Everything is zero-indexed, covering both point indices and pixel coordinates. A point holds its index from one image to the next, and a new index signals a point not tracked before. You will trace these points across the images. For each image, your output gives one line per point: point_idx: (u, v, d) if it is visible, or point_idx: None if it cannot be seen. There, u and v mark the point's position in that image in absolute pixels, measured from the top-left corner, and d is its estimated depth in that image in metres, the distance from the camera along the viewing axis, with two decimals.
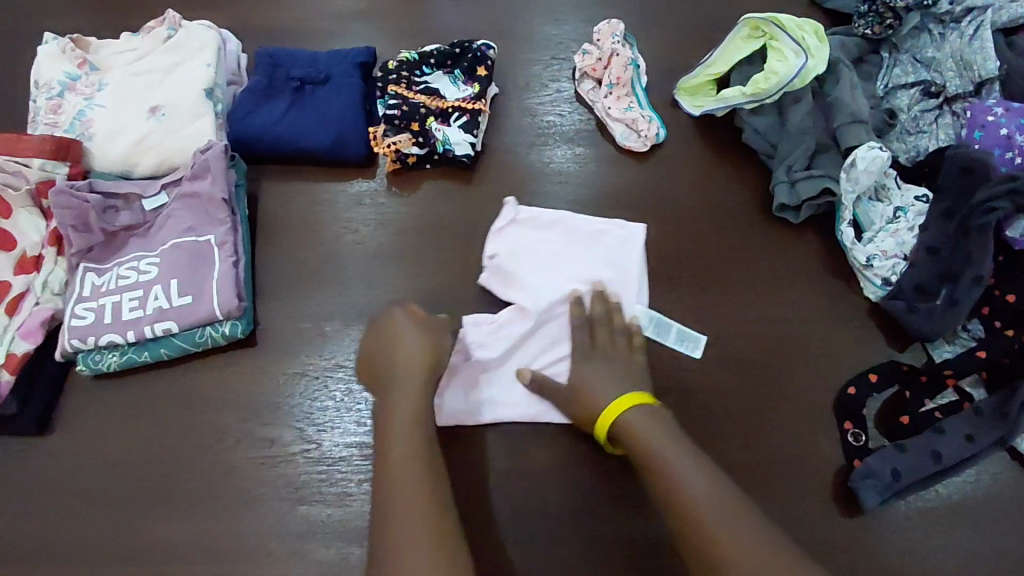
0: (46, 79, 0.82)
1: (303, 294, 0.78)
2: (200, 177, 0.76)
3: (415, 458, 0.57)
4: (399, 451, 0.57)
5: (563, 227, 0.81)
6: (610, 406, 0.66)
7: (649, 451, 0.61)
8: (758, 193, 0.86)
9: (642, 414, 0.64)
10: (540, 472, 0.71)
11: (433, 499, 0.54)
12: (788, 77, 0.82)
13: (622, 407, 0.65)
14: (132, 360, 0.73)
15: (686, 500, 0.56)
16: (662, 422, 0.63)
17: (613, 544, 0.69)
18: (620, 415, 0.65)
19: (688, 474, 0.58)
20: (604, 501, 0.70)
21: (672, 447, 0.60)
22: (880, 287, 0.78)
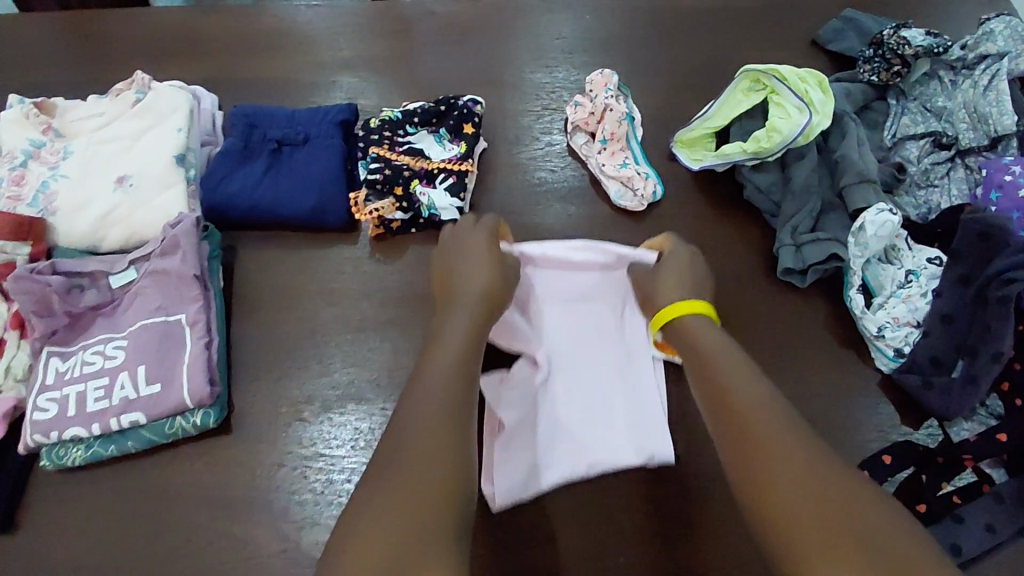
0: (8, 147, 0.78)
1: (283, 372, 0.74)
2: (170, 252, 0.72)
3: (454, 360, 0.58)
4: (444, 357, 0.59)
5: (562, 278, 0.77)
6: (668, 308, 0.67)
7: (708, 351, 0.61)
8: (762, 254, 0.82)
9: (704, 321, 0.65)
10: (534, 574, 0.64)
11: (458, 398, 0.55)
12: (793, 134, 0.77)
13: (684, 310, 0.66)
14: (98, 454, 0.68)
15: (738, 394, 0.56)
16: (723, 336, 0.63)
17: None
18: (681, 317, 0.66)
19: (741, 377, 0.58)
20: None
21: (726, 352, 0.60)
22: (893, 358, 0.74)
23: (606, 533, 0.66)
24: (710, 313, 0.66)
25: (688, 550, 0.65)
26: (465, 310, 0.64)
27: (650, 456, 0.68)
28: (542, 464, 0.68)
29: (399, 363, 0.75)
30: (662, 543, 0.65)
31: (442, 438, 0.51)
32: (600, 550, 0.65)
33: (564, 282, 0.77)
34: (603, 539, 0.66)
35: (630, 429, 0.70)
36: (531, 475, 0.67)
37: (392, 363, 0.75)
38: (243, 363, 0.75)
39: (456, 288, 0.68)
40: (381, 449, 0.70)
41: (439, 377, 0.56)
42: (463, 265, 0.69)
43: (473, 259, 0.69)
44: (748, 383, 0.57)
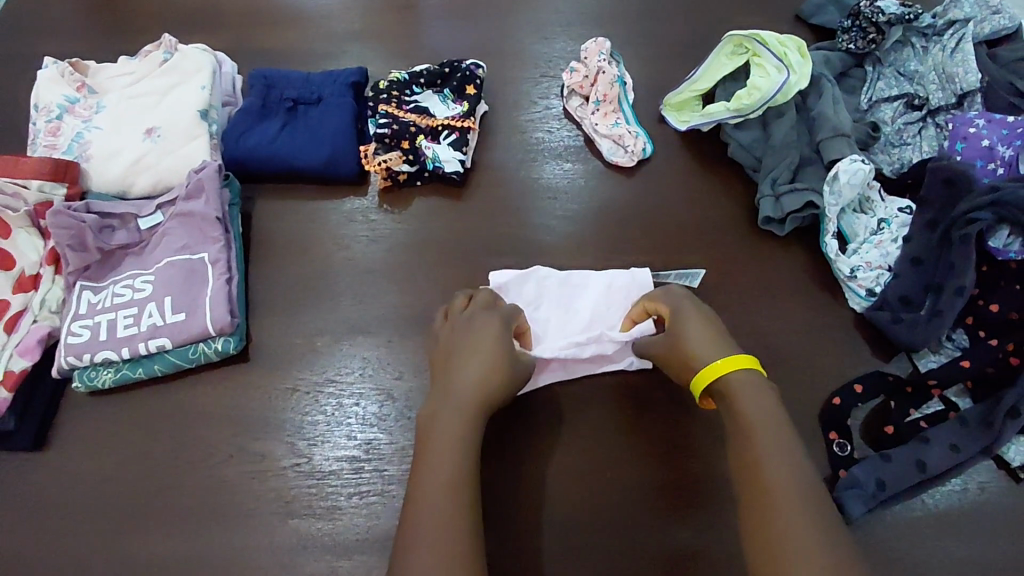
0: (45, 102, 0.84)
1: (297, 309, 0.80)
2: (195, 196, 0.78)
3: (453, 454, 0.57)
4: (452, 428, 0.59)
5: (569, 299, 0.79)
6: (710, 367, 0.63)
7: (751, 419, 0.59)
8: (745, 206, 0.88)
9: (750, 379, 0.62)
10: (528, 482, 0.70)
11: (461, 475, 0.56)
12: (771, 93, 0.83)
13: (728, 367, 0.63)
14: (127, 376, 0.74)
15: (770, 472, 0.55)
16: (770, 400, 0.60)
17: (601, 558, 0.67)
18: (725, 375, 0.62)
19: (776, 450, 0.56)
20: (593, 510, 0.69)
21: (761, 408, 0.59)
22: (865, 297, 0.79)
23: (596, 454, 0.72)
24: (756, 367, 0.63)
25: (671, 466, 0.71)
26: (469, 380, 0.63)
27: (626, 363, 0.75)
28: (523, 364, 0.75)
29: (404, 302, 0.80)
30: (648, 464, 0.71)
31: (457, 526, 0.52)
32: (590, 463, 0.71)
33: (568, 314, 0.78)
34: (593, 459, 0.71)
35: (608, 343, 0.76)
36: None
37: (398, 301, 0.80)
38: (260, 301, 0.80)
39: (454, 367, 0.65)
40: (387, 379, 0.75)
41: (444, 451, 0.57)
42: (463, 351, 0.65)
43: (473, 341, 0.66)
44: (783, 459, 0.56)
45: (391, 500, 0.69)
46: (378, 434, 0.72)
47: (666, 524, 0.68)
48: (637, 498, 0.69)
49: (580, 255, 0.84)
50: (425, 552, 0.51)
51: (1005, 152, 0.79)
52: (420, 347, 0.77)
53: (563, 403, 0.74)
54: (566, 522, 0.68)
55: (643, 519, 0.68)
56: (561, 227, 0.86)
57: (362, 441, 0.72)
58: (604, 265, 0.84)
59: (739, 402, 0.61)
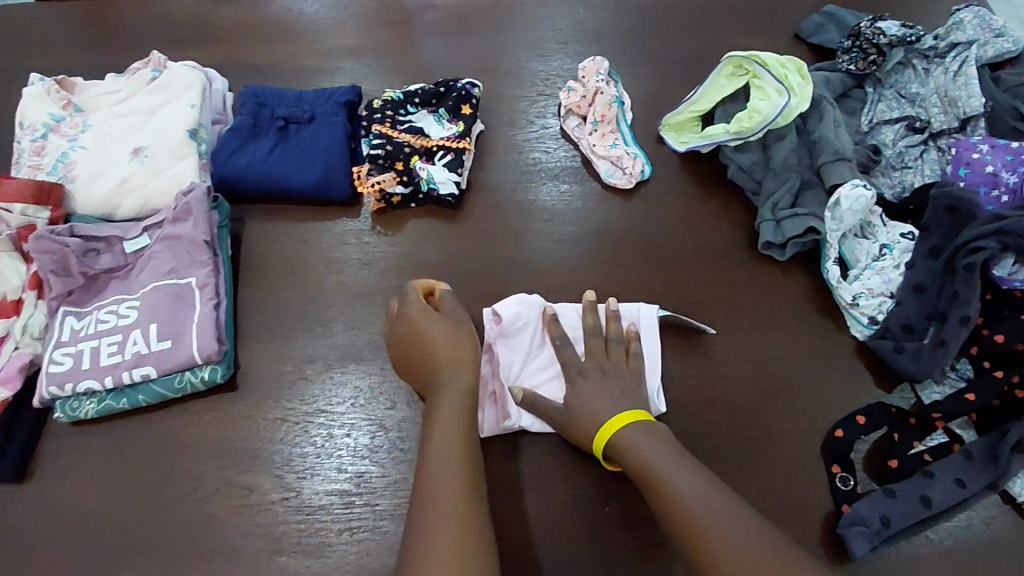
0: (30, 121, 0.82)
1: (286, 336, 0.78)
2: (182, 219, 0.76)
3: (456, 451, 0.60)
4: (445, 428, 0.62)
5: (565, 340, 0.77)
6: (608, 424, 0.66)
7: (651, 467, 0.61)
8: (744, 230, 0.86)
9: (633, 431, 0.65)
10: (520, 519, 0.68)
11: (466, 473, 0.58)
12: (772, 115, 0.82)
13: (622, 424, 0.65)
14: (110, 406, 0.72)
15: (677, 494, 0.57)
16: (650, 439, 0.63)
17: None
18: (615, 433, 0.65)
19: (679, 476, 0.59)
20: (584, 551, 0.67)
21: (660, 454, 0.61)
22: (867, 325, 0.77)
23: (587, 492, 0.70)
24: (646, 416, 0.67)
25: None
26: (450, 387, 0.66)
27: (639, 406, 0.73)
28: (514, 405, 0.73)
29: None
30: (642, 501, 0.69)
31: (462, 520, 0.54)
32: (585, 498, 0.69)
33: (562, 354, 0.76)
34: (583, 497, 0.69)
35: None
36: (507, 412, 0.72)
37: None
38: (249, 327, 0.78)
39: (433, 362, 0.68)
40: (379, 408, 0.73)
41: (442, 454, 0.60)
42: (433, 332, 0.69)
43: (437, 323, 0.70)
44: (682, 480, 0.58)
45: (383, 534, 0.67)
46: (369, 467, 0.70)
47: (663, 563, 0.66)
48: (633, 536, 0.67)
49: (577, 279, 0.82)
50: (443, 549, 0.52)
51: (1010, 179, 0.78)
52: None
53: (552, 439, 0.72)
54: (557, 562, 0.66)
55: (638, 558, 0.66)
56: (556, 251, 0.84)
57: (352, 473, 0.70)
58: (600, 290, 0.82)
59: (638, 454, 0.62)
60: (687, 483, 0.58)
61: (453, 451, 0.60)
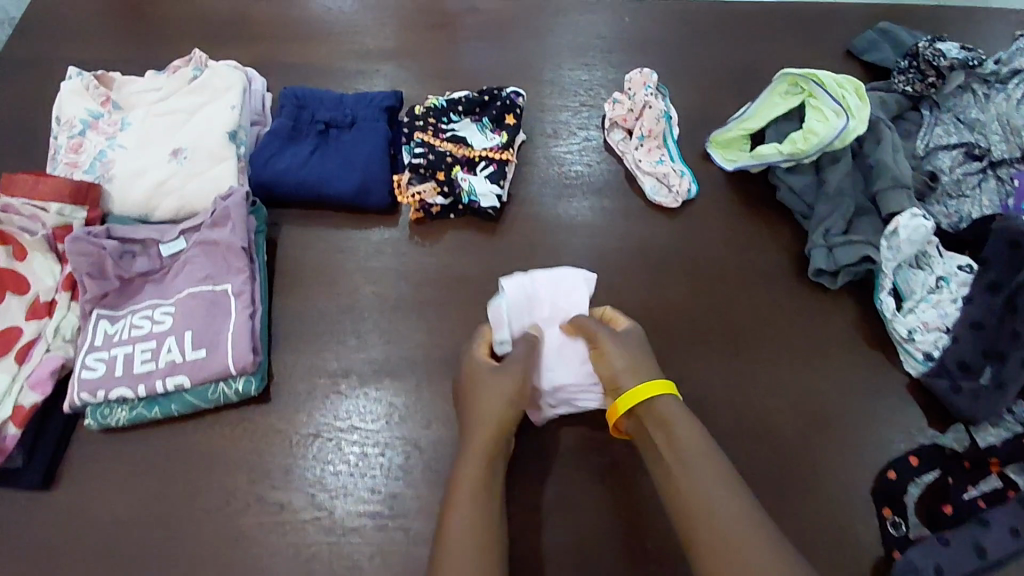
0: (67, 116, 0.80)
1: (321, 347, 0.76)
2: (220, 224, 0.75)
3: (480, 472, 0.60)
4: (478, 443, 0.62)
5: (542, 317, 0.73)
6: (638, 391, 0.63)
7: (673, 436, 0.60)
8: (793, 255, 0.83)
9: (670, 408, 0.62)
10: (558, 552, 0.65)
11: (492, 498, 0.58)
12: (829, 138, 0.79)
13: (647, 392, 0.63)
14: (142, 415, 0.70)
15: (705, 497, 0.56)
16: (684, 428, 0.61)
17: None
18: (644, 397, 0.63)
19: (700, 478, 0.57)
20: None
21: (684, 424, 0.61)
22: (922, 362, 0.75)
23: (623, 524, 0.67)
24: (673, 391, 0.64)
25: None
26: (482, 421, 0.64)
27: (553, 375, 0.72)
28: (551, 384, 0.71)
29: (434, 344, 0.76)
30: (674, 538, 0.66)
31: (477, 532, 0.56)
32: (621, 530, 0.67)
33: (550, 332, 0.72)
34: (619, 530, 0.66)
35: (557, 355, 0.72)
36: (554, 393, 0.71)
37: (427, 342, 0.77)
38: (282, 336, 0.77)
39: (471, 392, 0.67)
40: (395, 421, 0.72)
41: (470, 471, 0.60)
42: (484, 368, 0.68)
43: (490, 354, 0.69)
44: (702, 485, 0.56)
45: (417, 559, 0.65)
46: (402, 488, 0.68)
47: None
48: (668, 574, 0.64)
49: (617, 300, 0.80)
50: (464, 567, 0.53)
51: None
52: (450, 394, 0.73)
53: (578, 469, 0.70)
54: None
55: None
56: (597, 269, 0.82)
57: (384, 494, 0.68)
58: (643, 310, 0.80)
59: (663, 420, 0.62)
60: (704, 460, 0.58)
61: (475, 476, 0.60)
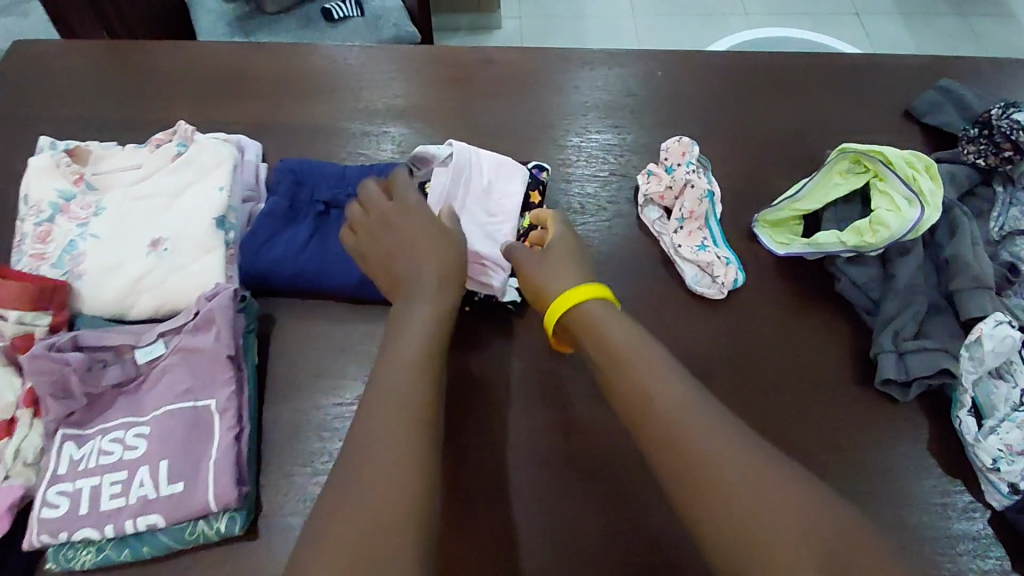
0: (35, 198, 0.71)
1: (319, 465, 0.66)
2: (203, 328, 0.66)
3: (408, 370, 0.55)
4: (405, 336, 0.58)
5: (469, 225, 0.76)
6: (566, 295, 0.64)
7: (614, 338, 0.58)
8: (857, 357, 0.73)
9: (604, 307, 0.62)
10: None
11: (420, 403, 0.54)
12: (902, 231, 0.69)
13: (578, 296, 0.63)
14: (108, 559, 0.60)
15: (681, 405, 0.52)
16: (625, 327, 0.59)
17: None
18: (578, 303, 0.63)
19: (666, 386, 0.53)
20: None
21: (620, 332, 0.59)
22: (1008, 495, 0.64)
23: None
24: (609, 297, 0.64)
25: None
26: (419, 303, 0.61)
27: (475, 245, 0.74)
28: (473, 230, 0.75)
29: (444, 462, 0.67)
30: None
31: (405, 461, 0.50)
32: None
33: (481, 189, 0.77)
34: None
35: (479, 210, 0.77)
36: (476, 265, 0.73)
37: None
38: (271, 453, 0.67)
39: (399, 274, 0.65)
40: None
41: (401, 366, 0.56)
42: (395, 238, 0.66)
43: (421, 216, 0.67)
44: (671, 389, 0.53)
45: None
46: None
47: None
48: None
49: None
50: (371, 499, 0.47)
51: None
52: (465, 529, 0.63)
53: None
54: None
55: None
56: None
57: None
58: None
59: (597, 322, 0.61)
60: (663, 381, 0.54)
61: (402, 386, 0.54)
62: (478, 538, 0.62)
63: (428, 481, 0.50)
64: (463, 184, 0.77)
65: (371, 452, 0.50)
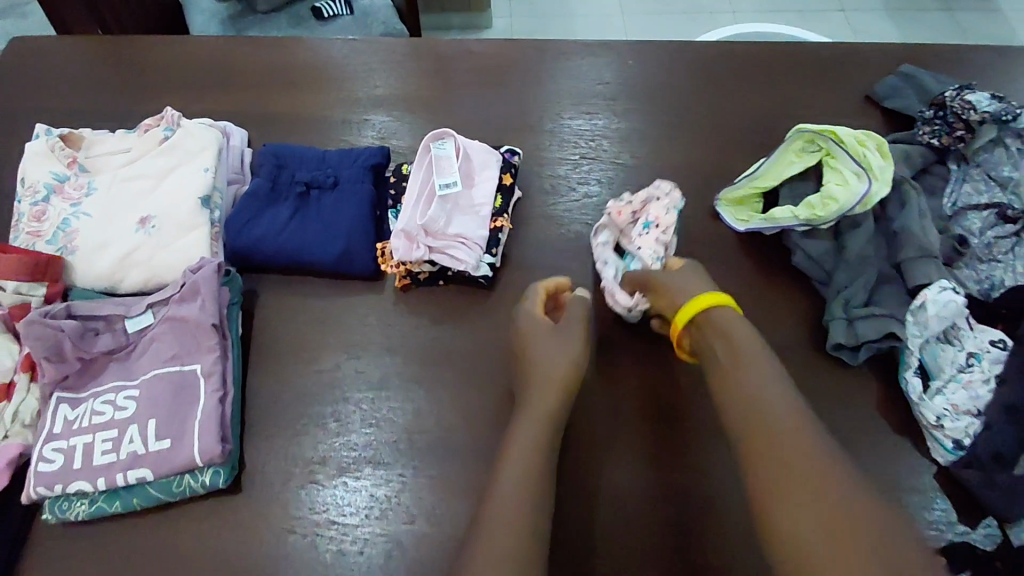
0: (31, 180, 0.75)
1: (301, 428, 0.71)
2: (189, 299, 0.70)
3: (537, 424, 0.62)
4: (537, 399, 0.64)
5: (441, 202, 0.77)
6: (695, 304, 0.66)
7: (729, 352, 0.62)
8: (810, 326, 0.77)
9: (732, 314, 0.65)
10: None
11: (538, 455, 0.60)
12: (851, 204, 0.73)
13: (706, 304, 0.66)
14: (102, 509, 0.65)
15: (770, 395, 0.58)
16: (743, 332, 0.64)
17: None
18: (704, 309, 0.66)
19: (761, 374, 0.59)
20: None
21: (747, 348, 0.62)
22: (951, 450, 0.68)
23: None
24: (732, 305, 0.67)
25: None
26: (544, 385, 0.65)
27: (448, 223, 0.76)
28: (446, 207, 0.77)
29: (421, 427, 0.71)
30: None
31: (523, 512, 0.55)
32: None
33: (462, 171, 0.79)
34: None
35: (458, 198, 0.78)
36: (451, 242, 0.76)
37: (412, 426, 0.71)
38: (256, 417, 0.71)
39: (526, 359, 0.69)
40: (394, 439, 0.70)
41: (533, 436, 0.61)
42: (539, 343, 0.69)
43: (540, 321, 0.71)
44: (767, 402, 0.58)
45: None
46: None
47: None
48: None
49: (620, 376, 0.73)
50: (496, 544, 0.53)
51: None
52: (435, 484, 0.68)
53: (613, 541, 0.64)
54: None
55: None
56: (601, 339, 0.76)
57: None
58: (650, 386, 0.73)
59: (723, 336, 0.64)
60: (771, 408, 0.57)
61: (529, 447, 0.60)
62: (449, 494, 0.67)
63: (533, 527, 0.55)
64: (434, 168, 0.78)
65: (502, 506, 0.56)
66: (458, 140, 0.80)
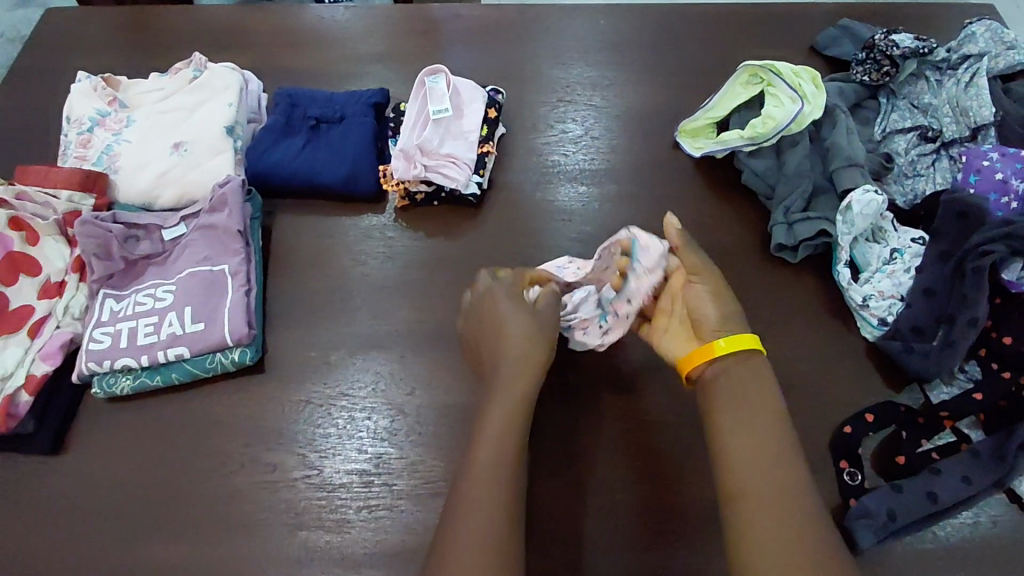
0: (77, 115, 0.87)
1: (314, 322, 0.81)
2: (218, 210, 0.81)
3: (509, 400, 0.64)
4: (509, 379, 0.65)
5: (433, 131, 0.89)
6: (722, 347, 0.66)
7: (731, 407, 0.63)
8: (758, 233, 0.88)
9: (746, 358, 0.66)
10: (577, 485, 0.70)
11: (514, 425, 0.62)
12: (785, 122, 0.85)
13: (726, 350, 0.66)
14: (144, 384, 0.75)
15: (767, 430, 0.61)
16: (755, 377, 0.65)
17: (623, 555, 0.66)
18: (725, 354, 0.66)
19: (757, 437, 0.60)
20: (616, 524, 0.68)
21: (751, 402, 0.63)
22: (877, 326, 0.79)
23: (609, 475, 0.71)
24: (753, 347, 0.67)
25: (676, 489, 0.70)
26: (510, 370, 0.66)
27: (441, 149, 0.89)
28: (439, 136, 0.89)
29: (419, 318, 0.81)
30: (677, 487, 0.70)
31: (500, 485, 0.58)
32: (628, 461, 0.71)
33: (453, 106, 0.92)
34: (607, 478, 0.70)
35: (450, 128, 0.90)
36: (444, 163, 0.87)
37: (411, 319, 0.81)
38: (275, 313, 0.82)
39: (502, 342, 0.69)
40: (396, 330, 0.80)
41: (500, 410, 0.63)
42: (513, 326, 0.70)
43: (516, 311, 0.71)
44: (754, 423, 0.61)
45: (400, 512, 0.69)
46: (388, 449, 0.73)
47: (672, 549, 0.67)
48: (648, 518, 0.68)
49: None
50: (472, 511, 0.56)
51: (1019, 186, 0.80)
52: (431, 364, 0.78)
53: (589, 417, 0.74)
54: (571, 526, 0.68)
55: (663, 537, 0.67)
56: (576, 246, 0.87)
57: (373, 454, 0.72)
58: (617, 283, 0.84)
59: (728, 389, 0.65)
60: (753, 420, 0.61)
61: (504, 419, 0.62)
62: (447, 371, 0.77)
63: (510, 486, 0.58)
64: (426, 104, 0.91)
65: (478, 469, 0.59)
66: (449, 77, 0.92)
